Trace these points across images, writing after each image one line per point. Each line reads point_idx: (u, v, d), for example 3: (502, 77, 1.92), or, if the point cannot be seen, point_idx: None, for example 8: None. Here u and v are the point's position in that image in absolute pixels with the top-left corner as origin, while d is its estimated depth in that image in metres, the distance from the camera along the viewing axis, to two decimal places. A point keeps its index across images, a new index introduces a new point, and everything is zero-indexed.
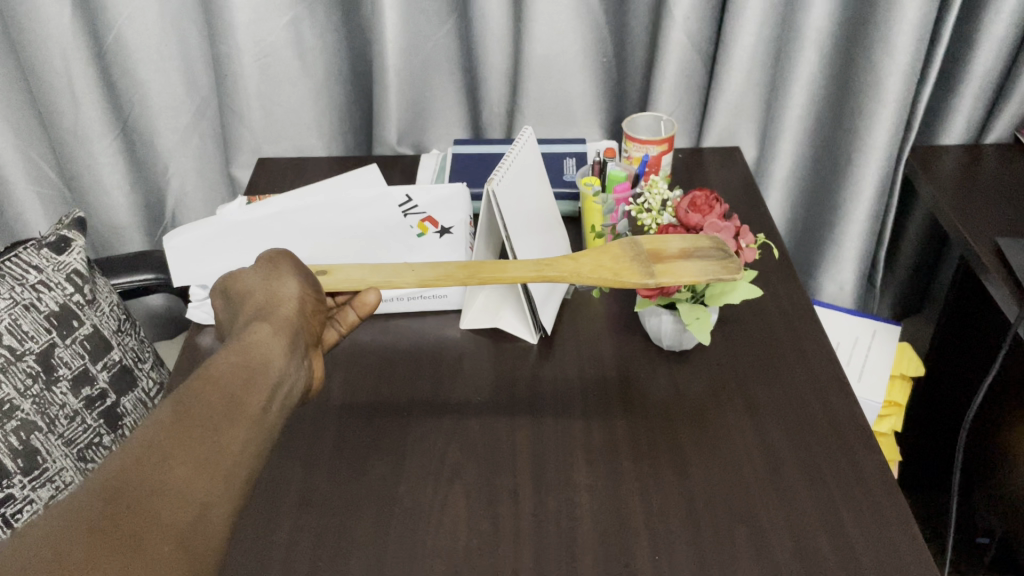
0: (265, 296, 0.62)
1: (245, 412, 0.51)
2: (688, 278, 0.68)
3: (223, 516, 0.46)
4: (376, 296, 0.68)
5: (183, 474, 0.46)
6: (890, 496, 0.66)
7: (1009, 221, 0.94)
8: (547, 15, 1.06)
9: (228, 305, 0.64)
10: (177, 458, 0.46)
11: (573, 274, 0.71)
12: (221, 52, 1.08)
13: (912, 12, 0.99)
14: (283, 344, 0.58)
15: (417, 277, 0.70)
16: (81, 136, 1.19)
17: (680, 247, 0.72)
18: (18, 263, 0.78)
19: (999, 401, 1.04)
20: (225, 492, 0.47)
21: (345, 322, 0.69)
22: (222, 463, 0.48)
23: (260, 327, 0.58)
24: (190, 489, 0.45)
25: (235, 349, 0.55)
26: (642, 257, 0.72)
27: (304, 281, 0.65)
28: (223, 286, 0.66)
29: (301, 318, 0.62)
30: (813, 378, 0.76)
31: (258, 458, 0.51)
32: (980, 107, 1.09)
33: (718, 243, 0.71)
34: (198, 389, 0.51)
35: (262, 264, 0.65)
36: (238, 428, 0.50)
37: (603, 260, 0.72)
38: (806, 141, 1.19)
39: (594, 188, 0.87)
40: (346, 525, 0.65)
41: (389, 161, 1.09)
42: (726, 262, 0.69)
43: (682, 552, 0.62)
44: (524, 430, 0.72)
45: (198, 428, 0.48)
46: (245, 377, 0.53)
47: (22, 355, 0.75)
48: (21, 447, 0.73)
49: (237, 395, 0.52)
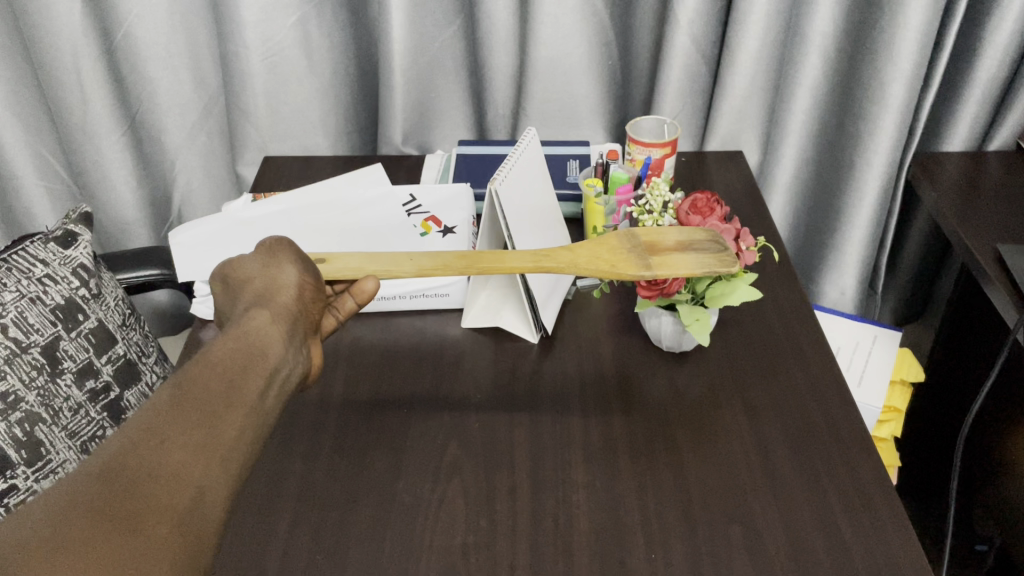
0: (264, 282, 0.63)
1: (243, 398, 0.52)
2: (684, 269, 0.69)
3: (221, 497, 0.47)
4: (374, 284, 0.68)
5: (180, 457, 0.46)
6: (884, 497, 0.66)
7: (1009, 229, 0.95)
8: (553, 18, 1.07)
9: (227, 291, 0.65)
10: (175, 441, 0.47)
11: (570, 266, 0.71)
12: (231, 51, 1.09)
13: (915, 19, 0.99)
14: (280, 330, 0.59)
15: (415, 267, 0.71)
16: (91, 132, 1.20)
17: (676, 240, 0.72)
18: (25, 256, 0.79)
19: (999, 410, 1.04)
20: (223, 474, 0.48)
21: (343, 309, 0.69)
22: (219, 447, 0.48)
23: (258, 314, 0.59)
24: (189, 470, 0.46)
25: (232, 336, 0.56)
26: (639, 249, 0.72)
27: (303, 268, 0.65)
28: (223, 272, 0.66)
29: (299, 305, 0.63)
30: (811, 381, 0.77)
31: (256, 442, 0.52)
32: (983, 115, 1.09)
33: (715, 236, 0.71)
34: (196, 374, 0.51)
35: (261, 252, 0.66)
36: (235, 413, 0.51)
37: (599, 253, 0.73)
38: (808, 146, 1.19)
39: (596, 189, 0.89)
40: (345, 520, 0.66)
41: (394, 161, 1.10)
42: (722, 255, 0.70)
43: (677, 550, 0.62)
44: (523, 427, 0.73)
45: (196, 411, 0.49)
46: (243, 363, 0.54)
47: (27, 347, 0.76)
48: (24, 439, 0.74)
49: (235, 381, 0.52)
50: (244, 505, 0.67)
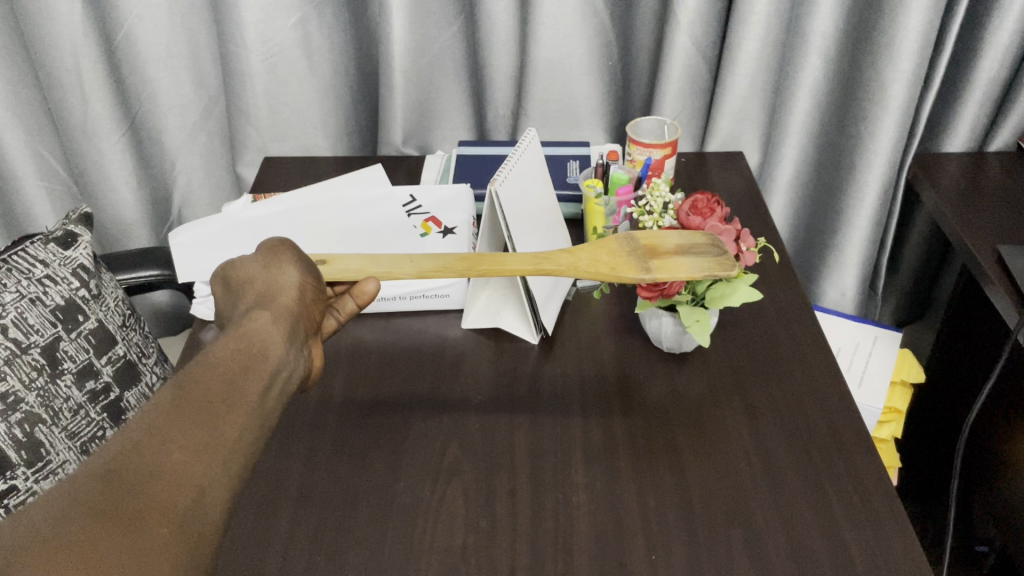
0: (265, 283, 0.63)
1: (244, 399, 0.52)
2: (683, 274, 0.69)
3: (221, 498, 0.47)
4: (375, 285, 0.68)
5: (181, 458, 0.46)
6: (884, 498, 0.66)
7: (1009, 230, 0.95)
8: (553, 19, 1.07)
9: (228, 293, 0.65)
10: (176, 441, 0.47)
11: (570, 268, 0.71)
12: (231, 51, 1.09)
13: (916, 20, 0.99)
14: (281, 331, 0.59)
15: (416, 268, 0.71)
16: (91, 132, 1.20)
17: (676, 243, 0.72)
18: (25, 257, 0.79)
19: (1000, 412, 1.04)
20: (224, 476, 0.48)
21: (344, 311, 0.69)
22: (220, 447, 0.48)
23: (260, 314, 0.59)
24: (189, 471, 0.46)
25: (234, 336, 0.56)
26: (639, 252, 0.72)
27: (304, 269, 0.65)
28: (223, 274, 0.66)
29: (300, 306, 0.63)
30: (811, 382, 0.77)
31: (257, 443, 0.52)
32: (984, 116, 1.09)
33: (715, 240, 0.72)
34: (197, 375, 0.51)
35: (262, 253, 0.65)
36: (236, 414, 0.51)
37: (600, 255, 0.73)
38: (809, 146, 1.19)
39: (596, 190, 0.89)
40: (345, 520, 0.66)
41: (394, 162, 1.10)
42: (720, 260, 0.70)
43: (677, 551, 0.62)
44: (523, 428, 0.73)
45: (197, 412, 0.49)
46: (244, 364, 0.54)
47: (27, 348, 0.76)
48: (25, 439, 0.74)
49: (236, 382, 0.52)
50: (244, 506, 0.67)
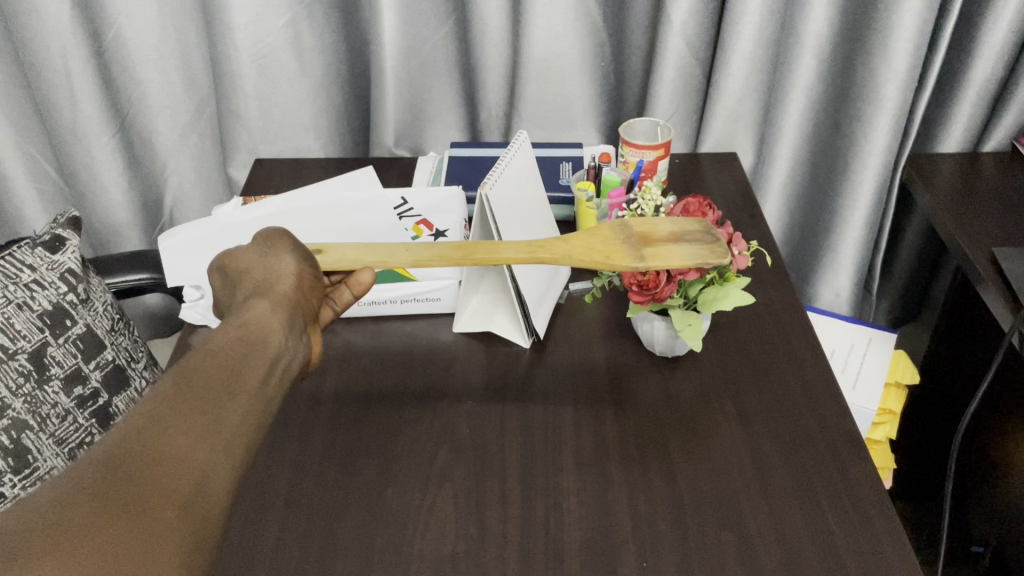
0: (262, 273, 0.62)
1: (245, 385, 0.52)
2: (676, 261, 0.68)
3: (224, 481, 0.47)
4: (370, 275, 0.69)
5: (184, 443, 0.46)
6: (876, 500, 0.66)
7: (1005, 230, 0.94)
8: (546, 18, 1.06)
9: (226, 282, 0.64)
10: (178, 428, 0.47)
11: (564, 256, 0.70)
12: (220, 52, 1.09)
13: (909, 19, 0.99)
14: (280, 319, 0.58)
15: (411, 257, 0.69)
16: (80, 133, 1.19)
17: (669, 230, 0.72)
18: (13, 261, 0.78)
19: (996, 411, 1.03)
20: (226, 462, 0.47)
21: (340, 301, 0.70)
22: (222, 432, 0.48)
23: (258, 303, 0.58)
24: (192, 456, 0.46)
25: (234, 325, 0.56)
26: (633, 239, 0.71)
27: (301, 258, 0.64)
28: (220, 263, 0.65)
29: (298, 294, 0.62)
30: (804, 386, 0.76)
31: (259, 429, 0.51)
32: (978, 116, 1.09)
33: (706, 227, 0.71)
34: (197, 363, 0.51)
35: (259, 242, 0.65)
36: (237, 401, 0.50)
37: (594, 242, 0.71)
38: (804, 146, 1.19)
39: (588, 193, 0.90)
40: (335, 528, 0.65)
41: (386, 164, 1.09)
42: (713, 247, 0.69)
43: (669, 558, 0.62)
44: (514, 432, 0.72)
45: (198, 399, 0.49)
46: (245, 351, 0.54)
47: (14, 354, 0.75)
48: (11, 446, 0.74)
49: (236, 369, 0.52)
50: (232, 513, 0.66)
